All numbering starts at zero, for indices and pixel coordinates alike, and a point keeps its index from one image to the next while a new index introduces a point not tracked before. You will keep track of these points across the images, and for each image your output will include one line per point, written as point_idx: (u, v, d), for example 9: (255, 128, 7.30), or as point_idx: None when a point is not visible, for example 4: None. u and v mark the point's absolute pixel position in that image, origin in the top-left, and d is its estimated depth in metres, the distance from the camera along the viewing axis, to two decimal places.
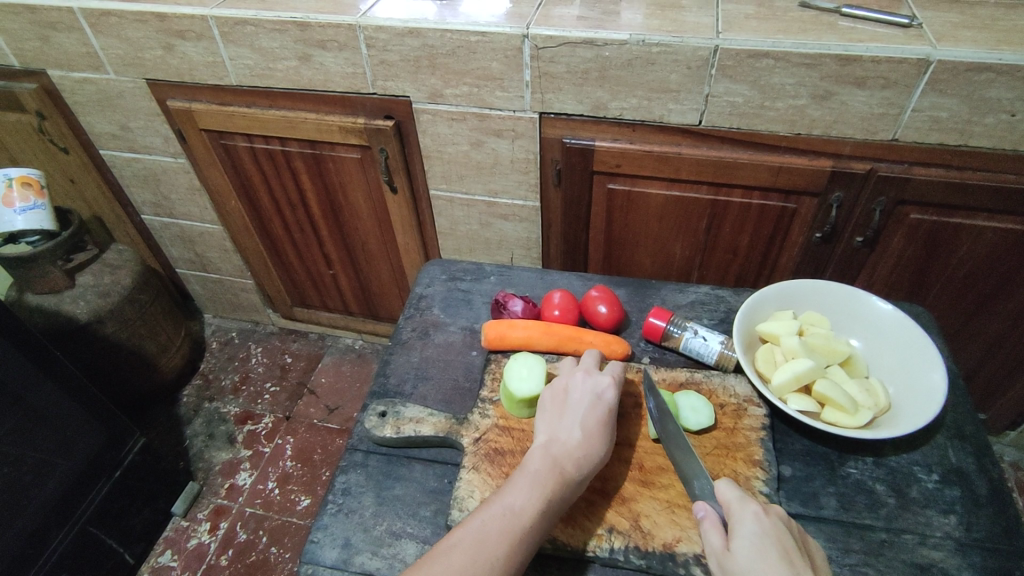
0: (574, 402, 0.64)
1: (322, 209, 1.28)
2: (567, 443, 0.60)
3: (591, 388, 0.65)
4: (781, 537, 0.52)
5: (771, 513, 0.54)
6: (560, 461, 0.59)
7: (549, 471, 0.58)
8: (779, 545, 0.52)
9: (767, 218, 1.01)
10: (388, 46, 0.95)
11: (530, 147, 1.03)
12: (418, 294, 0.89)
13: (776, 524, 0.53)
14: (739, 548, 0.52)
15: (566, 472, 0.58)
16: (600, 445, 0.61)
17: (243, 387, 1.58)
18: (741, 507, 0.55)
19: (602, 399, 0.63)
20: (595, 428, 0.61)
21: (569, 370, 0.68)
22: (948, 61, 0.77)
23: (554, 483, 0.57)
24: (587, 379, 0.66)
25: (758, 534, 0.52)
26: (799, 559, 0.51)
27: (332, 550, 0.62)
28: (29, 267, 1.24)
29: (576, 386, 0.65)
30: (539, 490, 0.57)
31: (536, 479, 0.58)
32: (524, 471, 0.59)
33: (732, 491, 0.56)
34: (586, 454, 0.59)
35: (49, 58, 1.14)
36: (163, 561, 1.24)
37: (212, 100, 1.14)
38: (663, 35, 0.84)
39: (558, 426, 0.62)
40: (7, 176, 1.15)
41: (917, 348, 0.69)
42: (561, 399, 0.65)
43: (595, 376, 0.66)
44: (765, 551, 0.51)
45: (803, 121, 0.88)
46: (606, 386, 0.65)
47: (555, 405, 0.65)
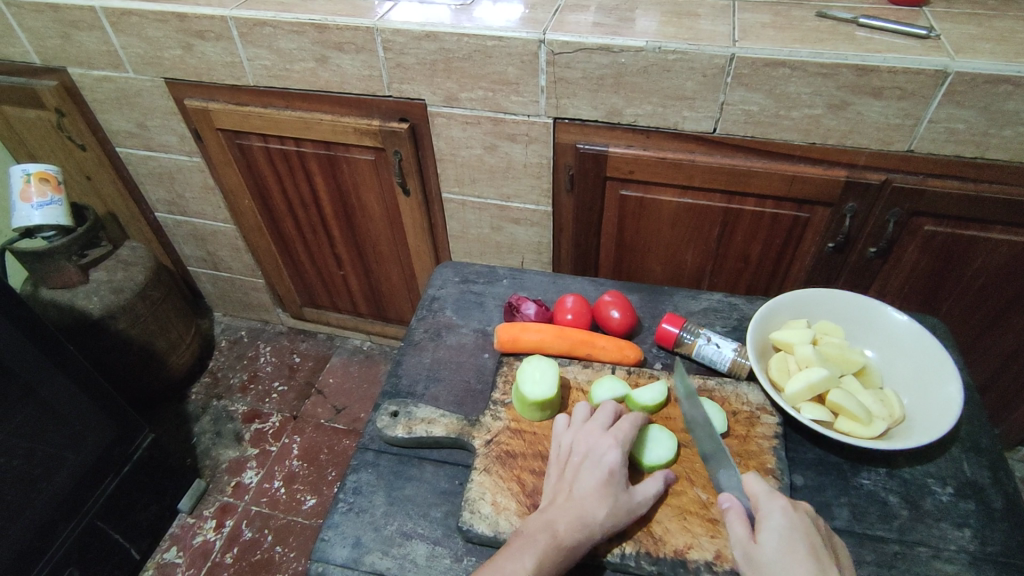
0: (575, 461, 0.61)
1: (334, 209, 1.29)
2: (563, 507, 0.57)
3: (592, 444, 0.61)
4: (809, 532, 0.54)
5: (799, 509, 0.55)
6: (556, 523, 0.56)
7: (544, 534, 0.55)
8: (807, 540, 0.53)
9: (780, 227, 1.01)
10: (404, 49, 0.96)
11: (544, 152, 1.04)
12: (430, 296, 0.89)
13: (804, 519, 0.55)
14: (769, 541, 0.53)
15: (563, 535, 0.55)
16: (600, 506, 0.57)
17: (252, 385, 1.59)
18: (768, 502, 0.56)
19: (604, 457, 0.60)
20: (594, 489, 0.58)
21: (576, 424, 0.65)
22: (966, 72, 0.77)
23: (548, 547, 0.55)
24: (589, 435, 0.63)
25: (787, 529, 0.54)
26: (825, 555, 0.53)
27: (343, 548, 0.62)
28: (44, 262, 1.25)
29: (579, 442, 0.62)
30: (532, 552, 0.54)
31: (529, 543, 0.55)
32: (520, 536, 0.56)
33: (759, 486, 0.57)
34: (583, 515, 0.56)
35: (70, 56, 1.15)
36: (169, 557, 1.25)
37: (229, 100, 1.15)
38: (679, 42, 0.85)
39: (559, 489, 0.60)
40: (25, 171, 1.17)
41: (933, 360, 0.69)
42: (564, 458, 0.62)
43: (598, 431, 0.63)
44: (795, 545, 0.52)
45: (818, 130, 0.88)
46: (609, 444, 0.61)
47: (558, 466, 0.62)
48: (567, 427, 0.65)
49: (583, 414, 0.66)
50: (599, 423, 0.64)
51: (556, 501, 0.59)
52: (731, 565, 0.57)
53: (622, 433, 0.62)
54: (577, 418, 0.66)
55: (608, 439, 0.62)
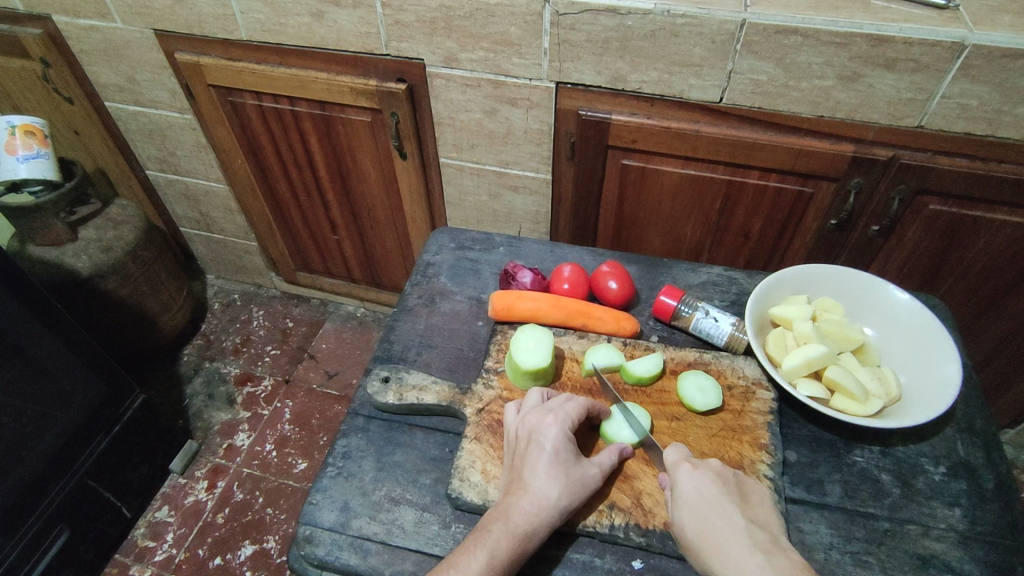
0: (521, 447, 0.59)
1: (329, 172, 1.26)
2: (515, 495, 0.56)
3: (535, 425, 0.60)
4: (712, 490, 0.56)
5: (701, 469, 0.57)
6: (507, 514, 0.55)
7: (497, 527, 0.54)
8: (711, 497, 0.55)
9: (783, 202, 1.00)
10: (403, 5, 0.92)
11: (545, 118, 1.01)
12: (425, 261, 0.87)
13: (708, 478, 0.57)
14: (679, 509, 0.56)
15: (517, 523, 0.54)
16: (552, 487, 0.56)
17: (244, 348, 1.58)
18: (675, 468, 0.58)
19: (547, 438, 0.58)
20: (544, 473, 0.57)
21: (521, 408, 0.63)
22: (984, 45, 0.75)
23: (503, 537, 0.54)
24: (532, 418, 0.61)
25: (691, 494, 0.56)
26: (729, 505, 0.55)
27: (330, 512, 0.62)
28: (32, 217, 1.22)
29: (523, 426, 0.61)
30: (485, 546, 0.53)
31: (483, 538, 0.54)
32: (475, 529, 0.56)
33: (669, 455, 0.59)
34: (534, 502, 0.55)
35: (55, 3, 1.11)
36: (160, 516, 1.25)
37: (221, 55, 1.11)
38: (689, 6, 0.81)
39: (511, 479, 0.58)
40: (10, 123, 1.13)
41: (933, 341, 0.68)
42: (514, 445, 0.61)
43: (543, 411, 0.61)
44: (698, 508, 0.55)
45: (827, 103, 0.86)
46: (551, 422, 0.59)
47: (509, 453, 0.61)
48: (515, 410, 0.63)
49: (530, 397, 0.63)
50: (542, 403, 0.62)
51: (508, 490, 0.57)
52: None
53: (566, 411, 0.61)
54: (527, 401, 0.63)
55: (550, 418, 0.60)
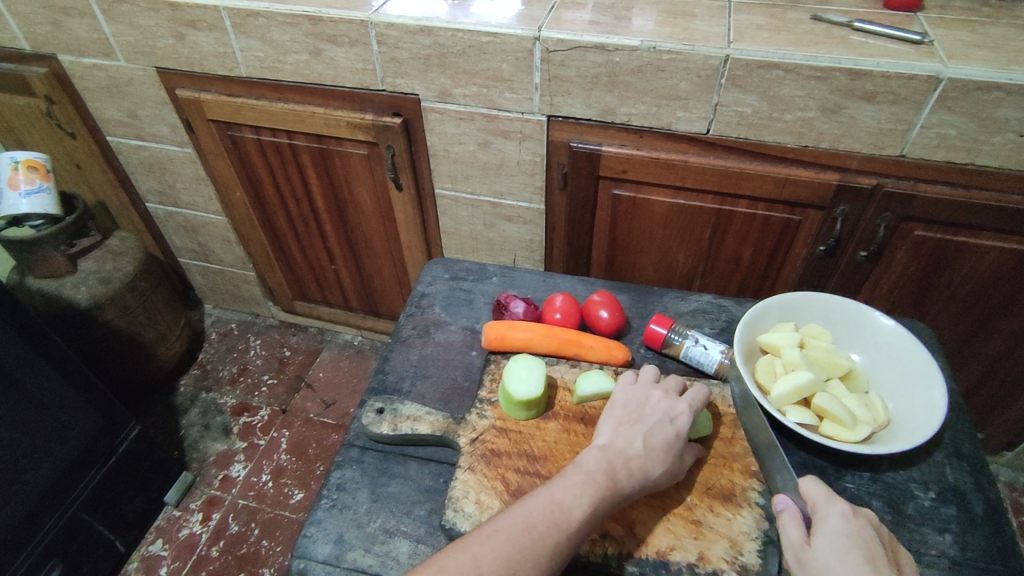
0: (642, 414, 0.64)
1: (327, 203, 1.28)
2: (628, 451, 0.60)
3: (667, 406, 0.64)
4: (869, 541, 0.53)
5: (861, 515, 0.55)
6: (614, 469, 0.59)
7: (602, 479, 0.58)
8: (866, 548, 0.52)
9: (771, 230, 1.02)
10: (399, 43, 0.96)
11: (537, 150, 1.03)
12: (420, 292, 0.88)
13: (866, 527, 0.54)
14: (824, 544, 0.53)
15: (620, 479, 0.58)
16: (662, 463, 0.60)
17: (241, 378, 1.58)
18: (828, 505, 0.55)
19: (676, 418, 0.63)
20: (662, 445, 0.61)
21: (649, 381, 0.67)
22: (958, 79, 0.78)
23: (608, 490, 0.57)
24: (664, 400, 0.65)
25: (845, 537, 0.53)
26: (884, 565, 0.52)
27: (324, 545, 0.62)
28: (31, 250, 1.24)
29: (650, 399, 0.65)
30: (592, 491, 0.57)
31: (590, 481, 0.58)
32: (579, 468, 0.59)
33: (818, 488, 0.57)
34: (642, 468, 0.59)
35: (60, 43, 1.14)
36: (154, 550, 1.24)
37: (221, 90, 1.14)
38: (674, 42, 0.84)
39: (622, 433, 0.62)
40: (13, 159, 1.16)
41: (919, 367, 0.69)
42: (628, 412, 0.65)
43: (672, 396, 0.65)
44: (853, 552, 0.52)
45: (810, 133, 0.88)
46: (684, 409, 0.64)
47: (622, 413, 0.65)
48: (641, 383, 0.67)
49: (648, 375, 0.68)
50: (669, 387, 0.67)
51: (620, 443, 0.61)
52: (714, 568, 0.57)
53: (697, 402, 0.65)
54: (645, 377, 0.68)
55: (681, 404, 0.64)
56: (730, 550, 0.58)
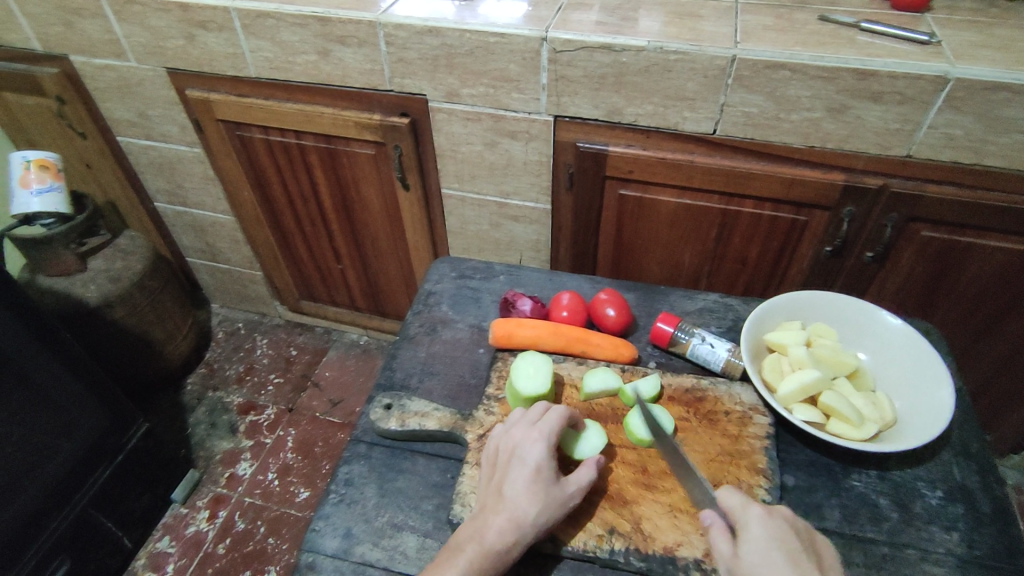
0: (503, 461, 0.61)
1: (334, 203, 1.29)
2: (491, 514, 0.57)
3: (518, 441, 0.61)
4: (789, 540, 0.53)
5: (774, 515, 0.55)
6: (483, 534, 0.56)
7: (470, 547, 0.55)
8: (786, 546, 0.53)
9: (777, 230, 1.02)
10: (407, 44, 0.96)
11: (544, 150, 1.04)
12: (427, 290, 0.89)
13: (783, 525, 0.54)
14: (750, 552, 0.53)
15: (490, 542, 0.55)
16: (530, 506, 0.57)
17: (248, 377, 1.59)
18: (745, 512, 0.56)
19: (528, 455, 0.59)
20: (523, 490, 0.57)
21: (511, 421, 0.64)
22: (966, 79, 0.78)
23: (475, 557, 0.55)
24: (517, 437, 0.62)
25: (764, 539, 0.53)
26: (808, 560, 0.52)
27: (333, 539, 0.62)
28: (42, 249, 1.25)
29: (511, 440, 0.62)
30: (455, 567, 0.54)
31: (455, 557, 0.55)
32: (449, 546, 0.57)
33: (732, 497, 0.57)
34: (512, 522, 0.56)
35: (72, 44, 1.15)
36: (161, 547, 1.25)
37: (231, 91, 1.15)
38: (681, 42, 0.85)
39: (490, 492, 0.60)
40: (25, 158, 1.17)
41: (926, 365, 0.69)
42: (496, 461, 0.62)
43: (524, 429, 0.62)
44: (774, 554, 0.52)
45: (817, 134, 0.88)
46: (534, 440, 0.60)
47: (490, 467, 0.62)
48: (502, 424, 0.64)
49: (516, 413, 0.65)
50: (529, 418, 0.63)
51: (487, 505, 0.59)
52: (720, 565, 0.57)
53: (548, 426, 0.61)
54: (512, 416, 0.65)
55: (529, 437, 0.61)
56: None
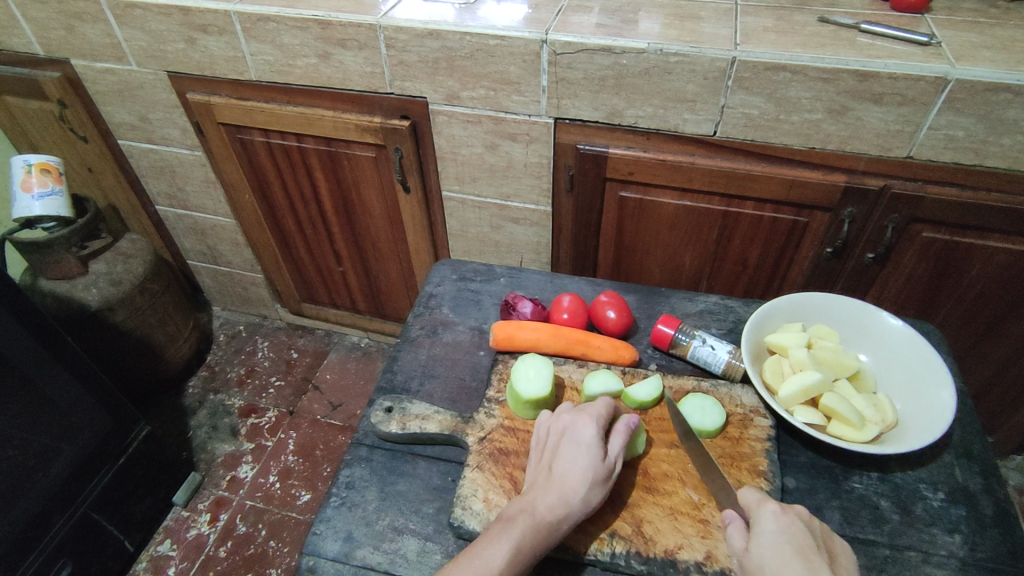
0: (554, 442, 0.61)
1: (334, 206, 1.29)
2: (542, 489, 0.58)
3: (567, 423, 0.62)
4: (799, 536, 0.53)
5: (789, 512, 0.54)
6: (533, 507, 0.56)
7: (522, 518, 0.56)
8: (796, 542, 0.52)
9: (778, 231, 1.02)
10: (407, 47, 0.96)
11: (544, 152, 1.04)
12: (428, 292, 0.89)
13: (795, 522, 0.54)
14: (758, 547, 0.53)
15: (539, 514, 0.56)
16: (579, 479, 0.57)
17: (249, 379, 1.59)
18: (760, 508, 0.56)
19: (578, 433, 0.60)
20: (572, 467, 0.58)
21: (559, 409, 0.65)
22: (967, 80, 0.78)
23: (527, 529, 0.55)
24: (567, 419, 0.63)
25: (776, 534, 0.53)
26: (817, 557, 0.51)
27: (334, 542, 0.62)
28: (44, 252, 1.25)
29: (561, 423, 0.63)
30: (509, 537, 0.55)
31: (506, 529, 0.55)
32: (499, 520, 0.57)
33: (750, 494, 0.57)
34: (561, 496, 0.56)
35: (73, 48, 1.16)
36: (162, 550, 1.25)
37: (232, 94, 1.15)
38: (681, 44, 0.85)
39: (541, 470, 0.60)
40: (27, 161, 1.17)
41: (927, 367, 0.69)
42: (545, 444, 0.62)
43: (574, 412, 0.63)
44: (781, 548, 0.52)
45: (817, 135, 0.88)
46: (583, 420, 0.61)
47: (538, 452, 0.62)
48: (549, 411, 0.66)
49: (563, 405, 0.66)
50: (578, 405, 0.64)
51: (536, 484, 0.59)
52: (722, 567, 0.57)
53: (598, 410, 0.62)
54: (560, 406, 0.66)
55: (579, 418, 0.62)
56: None
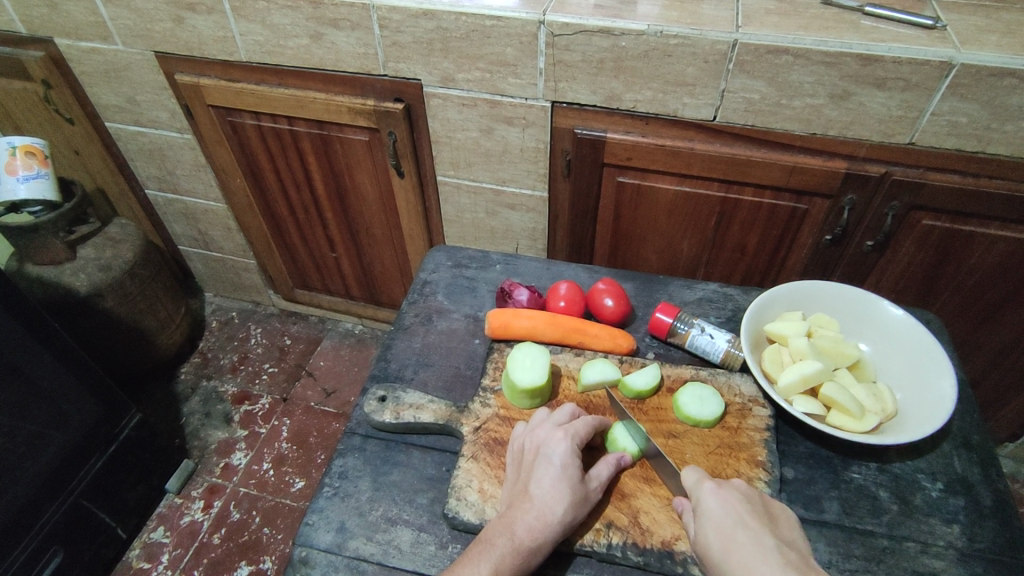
0: (530, 458, 0.60)
1: (328, 190, 1.27)
2: (520, 509, 0.56)
3: (544, 439, 0.60)
4: (738, 509, 0.54)
5: (726, 488, 0.55)
6: (512, 529, 0.55)
7: (501, 541, 0.54)
8: (736, 516, 0.53)
9: (777, 218, 1.00)
10: (401, 27, 0.94)
11: (541, 136, 1.02)
12: (422, 280, 0.87)
13: (732, 497, 0.55)
14: (703, 530, 0.54)
15: (520, 537, 0.54)
16: (557, 502, 0.56)
17: (242, 366, 1.58)
18: (698, 489, 0.56)
19: (556, 451, 0.59)
20: (551, 485, 0.57)
21: (535, 423, 0.63)
22: (972, 64, 0.76)
23: (507, 552, 0.54)
24: (543, 435, 0.61)
25: (717, 513, 0.54)
26: (757, 525, 0.53)
27: (326, 533, 0.61)
28: (29, 237, 1.22)
29: (535, 439, 0.61)
30: (490, 559, 0.53)
31: (486, 552, 0.54)
32: (478, 541, 0.55)
33: (688, 477, 0.58)
34: (540, 519, 0.55)
35: (57, 26, 1.12)
36: (156, 537, 1.24)
37: (221, 76, 1.12)
38: (682, 26, 0.83)
39: (517, 489, 0.59)
40: (10, 144, 1.14)
41: (928, 357, 0.68)
42: (521, 460, 0.61)
43: (550, 428, 0.61)
44: (723, 527, 0.53)
45: (819, 120, 0.87)
46: (559, 437, 0.60)
47: (514, 466, 0.61)
48: (523, 426, 0.63)
49: (538, 416, 0.64)
50: (552, 419, 0.63)
51: (513, 504, 0.57)
52: None
53: (575, 427, 0.61)
54: (534, 417, 0.64)
55: (556, 434, 0.60)
56: None
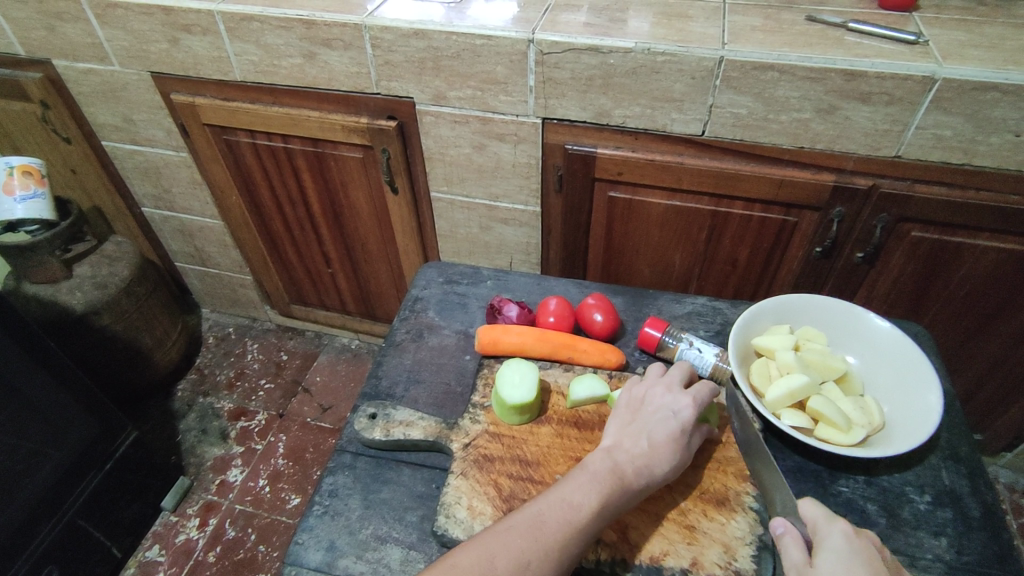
0: (647, 410, 0.63)
1: (322, 207, 1.28)
2: (632, 449, 0.60)
3: (667, 399, 0.64)
4: (871, 556, 0.52)
5: (861, 534, 0.54)
6: (621, 466, 0.59)
7: (609, 474, 0.58)
8: (867, 559, 0.51)
9: (766, 232, 1.01)
10: (393, 46, 0.95)
11: (532, 152, 1.03)
12: (414, 296, 0.88)
13: (867, 544, 0.53)
14: (824, 560, 0.52)
15: (626, 475, 0.58)
16: (667, 454, 0.60)
17: (238, 383, 1.58)
18: (828, 525, 0.55)
19: (678, 411, 0.62)
20: (665, 437, 0.60)
21: (651, 378, 0.67)
22: (953, 79, 0.77)
23: (612, 485, 0.57)
24: (665, 394, 0.64)
25: (846, 550, 0.52)
26: None
27: (316, 552, 0.61)
28: (27, 255, 1.23)
29: (654, 394, 0.65)
30: (597, 488, 0.57)
31: (595, 480, 0.58)
32: (585, 469, 0.59)
33: (816, 510, 0.56)
34: (649, 464, 0.59)
35: (55, 48, 1.14)
36: (151, 556, 1.24)
37: (217, 95, 1.14)
38: (668, 44, 0.84)
39: (628, 432, 0.62)
40: (8, 163, 1.15)
41: (914, 368, 0.69)
42: (634, 409, 0.64)
43: (674, 387, 0.65)
44: (852, 564, 0.51)
45: (806, 134, 0.88)
46: (685, 400, 0.63)
47: (627, 412, 0.65)
48: (646, 379, 0.67)
49: (655, 372, 0.68)
50: (675, 379, 0.66)
51: (624, 443, 0.61)
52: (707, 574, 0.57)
53: (697, 390, 0.64)
54: (650, 373, 0.68)
55: (684, 393, 0.64)
56: (724, 554, 0.58)
